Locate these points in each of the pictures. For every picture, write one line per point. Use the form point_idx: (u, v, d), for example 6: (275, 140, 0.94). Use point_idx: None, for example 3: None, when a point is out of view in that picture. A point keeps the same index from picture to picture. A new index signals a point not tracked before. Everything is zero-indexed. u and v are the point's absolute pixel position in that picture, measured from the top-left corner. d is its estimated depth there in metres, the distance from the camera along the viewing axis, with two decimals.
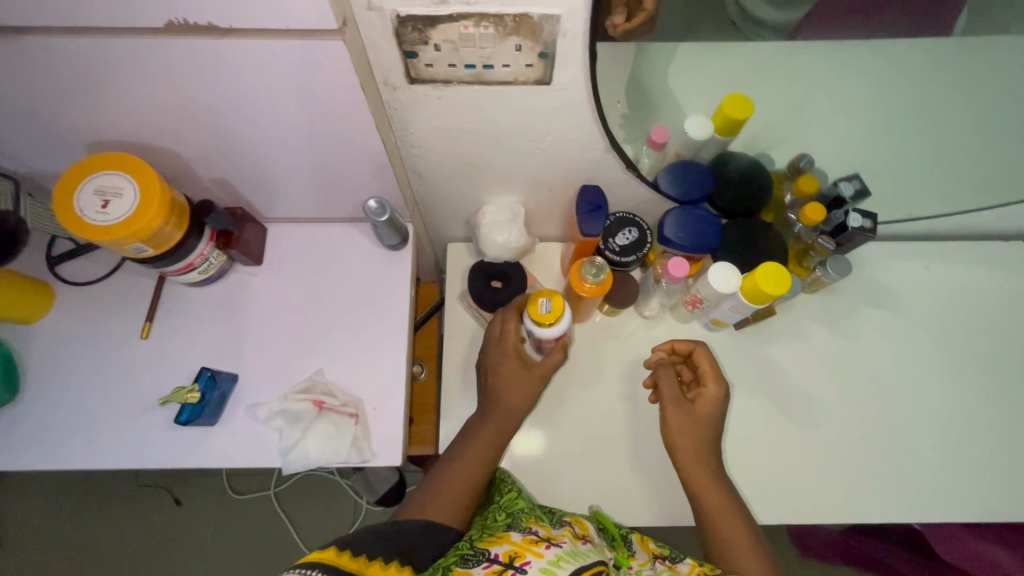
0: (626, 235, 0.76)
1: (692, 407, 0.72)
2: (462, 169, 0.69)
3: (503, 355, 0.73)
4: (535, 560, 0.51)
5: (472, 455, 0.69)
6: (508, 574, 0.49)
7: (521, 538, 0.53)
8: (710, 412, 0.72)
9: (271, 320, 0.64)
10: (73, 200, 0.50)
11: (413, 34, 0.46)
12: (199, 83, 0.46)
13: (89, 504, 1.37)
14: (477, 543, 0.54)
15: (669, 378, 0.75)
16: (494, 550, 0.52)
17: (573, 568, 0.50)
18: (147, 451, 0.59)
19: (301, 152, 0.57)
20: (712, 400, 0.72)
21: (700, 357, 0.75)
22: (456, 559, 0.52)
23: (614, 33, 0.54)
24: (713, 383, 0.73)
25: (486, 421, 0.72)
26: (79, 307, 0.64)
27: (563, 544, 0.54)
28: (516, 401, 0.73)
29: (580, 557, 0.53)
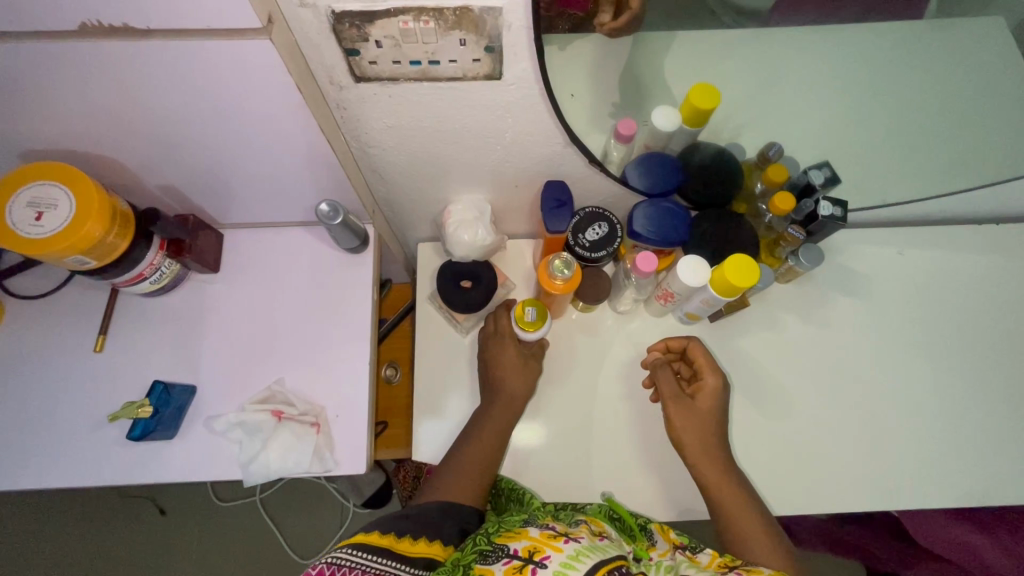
0: (596, 230, 0.73)
1: (692, 402, 0.72)
2: (423, 168, 0.67)
3: (501, 343, 0.76)
4: (554, 554, 0.48)
5: (474, 452, 0.69)
6: (528, 569, 0.47)
7: (538, 533, 0.51)
8: (711, 405, 0.71)
9: (230, 329, 0.63)
10: (5, 212, 0.48)
11: (351, 31, 0.44)
12: (128, 88, 0.44)
13: (70, 516, 1.35)
14: (495, 538, 0.52)
15: (667, 375, 0.74)
16: (512, 545, 0.50)
17: (592, 562, 0.47)
18: (103, 467, 0.57)
19: (248, 157, 0.55)
20: (713, 392, 0.72)
21: (694, 349, 0.76)
22: (475, 556, 0.51)
23: (602, 30, 0.60)
24: (710, 374, 0.73)
25: (490, 418, 0.72)
26: (27, 322, 0.62)
27: (581, 538, 0.50)
28: (514, 393, 0.74)
29: (600, 551, 0.49)
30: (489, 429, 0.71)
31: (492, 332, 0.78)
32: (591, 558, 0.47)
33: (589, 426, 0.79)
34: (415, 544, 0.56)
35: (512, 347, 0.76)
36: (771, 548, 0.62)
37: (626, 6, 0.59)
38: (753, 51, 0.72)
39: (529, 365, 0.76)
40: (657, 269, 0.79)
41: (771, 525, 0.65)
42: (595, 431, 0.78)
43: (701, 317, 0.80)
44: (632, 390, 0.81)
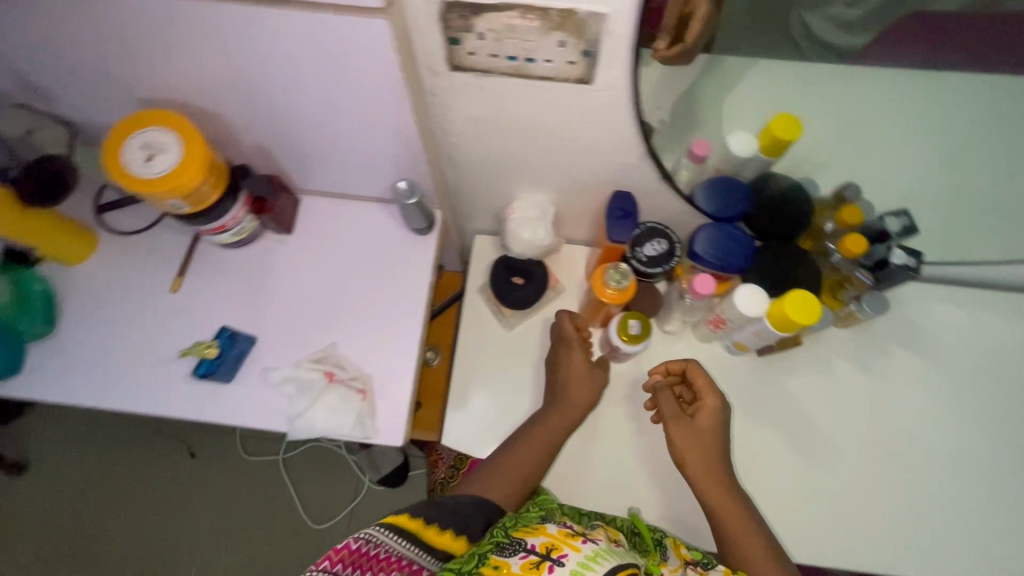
0: (655, 246, 0.73)
1: (694, 425, 0.69)
2: (496, 160, 0.69)
3: (569, 350, 0.76)
4: (571, 553, 0.51)
5: (523, 455, 0.69)
6: (545, 565, 0.50)
7: (556, 531, 0.54)
8: (711, 423, 0.69)
9: (295, 289, 0.66)
10: (120, 151, 0.52)
11: (458, 21, 0.46)
12: (248, 50, 0.47)
13: (111, 444, 1.45)
14: (512, 531, 0.55)
15: (666, 398, 0.72)
16: (530, 540, 0.53)
17: (609, 566, 0.50)
18: (165, 400, 0.62)
19: (337, 129, 0.58)
20: (712, 412, 0.69)
21: (694, 371, 0.71)
22: (491, 546, 0.53)
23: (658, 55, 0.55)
24: (710, 396, 0.69)
25: (539, 427, 0.72)
26: (117, 256, 0.67)
27: (598, 541, 0.54)
28: (581, 402, 0.74)
29: (616, 556, 0.53)
30: (528, 441, 0.70)
31: (557, 340, 0.79)
32: (609, 561, 0.51)
33: (618, 441, 0.78)
34: (442, 534, 0.55)
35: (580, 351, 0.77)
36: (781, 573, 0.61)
37: (683, 37, 0.56)
38: (828, 80, 0.73)
39: (596, 373, 0.76)
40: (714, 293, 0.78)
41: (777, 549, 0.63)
42: (623, 446, 0.78)
43: (751, 349, 0.79)
44: None
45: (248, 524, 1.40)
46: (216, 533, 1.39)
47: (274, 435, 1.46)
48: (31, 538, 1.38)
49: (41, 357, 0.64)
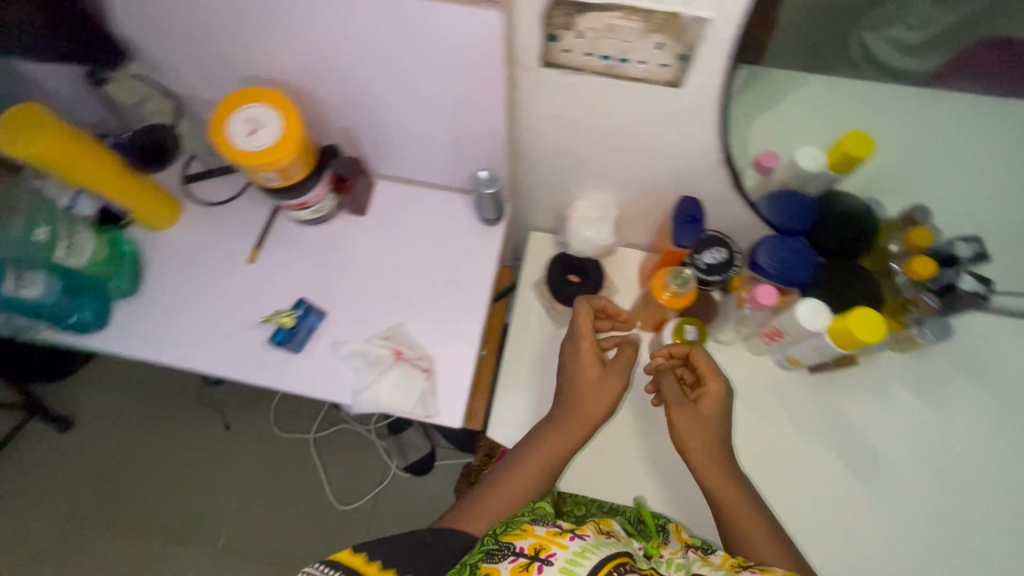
0: (714, 255, 0.72)
1: (697, 410, 0.65)
2: (567, 158, 0.70)
3: (577, 348, 0.69)
4: (560, 552, 0.49)
5: (519, 474, 0.63)
6: (533, 567, 0.48)
7: (545, 532, 0.52)
8: (715, 411, 0.65)
9: (364, 268, 0.68)
10: (227, 125, 0.55)
11: (560, 18, 0.48)
12: (356, 34, 0.49)
13: (154, 408, 1.51)
14: (502, 536, 0.54)
15: (669, 381, 0.68)
16: (518, 544, 0.51)
17: (596, 561, 0.48)
18: (236, 364, 0.65)
19: (423, 116, 0.60)
20: (717, 398, 0.65)
21: (698, 356, 0.68)
22: (482, 555, 0.52)
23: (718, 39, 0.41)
24: (714, 380, 0.66)
25: (533, 450, 0.65)
26: (199, 225, 0.71)
27: (588, 534, 0.51)
28: (588, 409, 0.66)
29: (605, 548, 0.50)
30: (523, 465, 0.64)
31: (567, 336, 0.71)
32: (596, 555, 0.48)
33: (661, 444, 0.79)
34: None
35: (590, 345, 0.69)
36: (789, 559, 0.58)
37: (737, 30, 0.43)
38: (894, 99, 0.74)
39: (608, 371, 0.68)
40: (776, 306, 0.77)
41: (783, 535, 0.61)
42: (666, 450, 0.78)
43: (804, 365, 0.79)
44: None
45: (275, 499, 1.44)
46: (244, 504, 1.43)
47: (308, 414, 1.50)
48: (70, 494, 1.44)
49: (124, 313, 0.67)
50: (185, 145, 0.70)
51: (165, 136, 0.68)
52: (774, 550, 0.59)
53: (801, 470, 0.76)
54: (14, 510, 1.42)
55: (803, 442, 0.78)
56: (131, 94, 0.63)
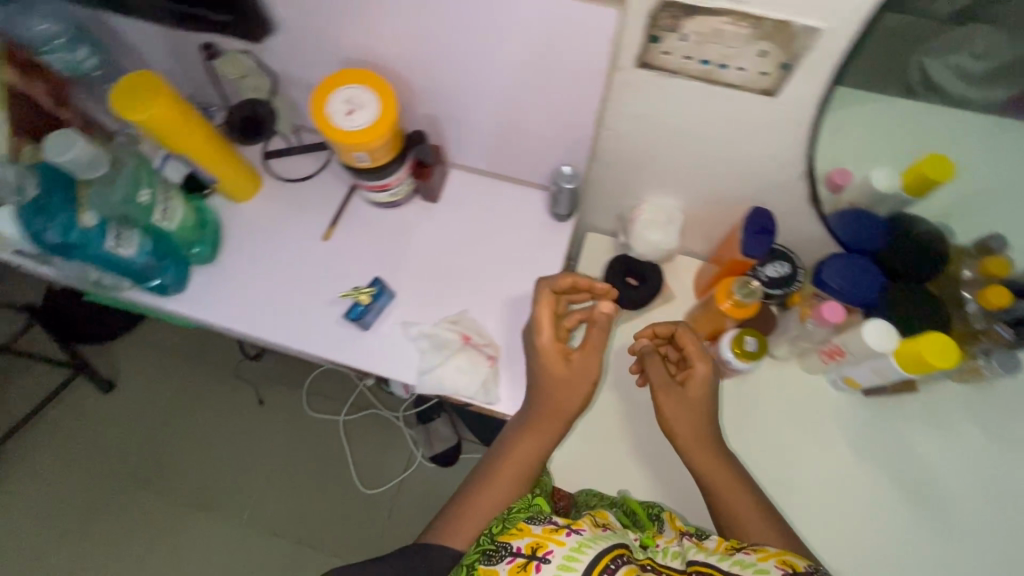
0: (776, 268, 0.76)
1: (683, 391, 0.66)
2: (640, 161, 0.71)
3: (536, 333, 0.61)
4: (557, 549, 0.48)
5: (496, 483, 0.59)
6: (531, 568, 0.47)
7: (541, 529, 0.51)
8: (702, 394, 0.66)
9: (435, 255, 0.70)
10: (326, 104, 0.56)
11: (668, 21, 0.48)
12: (464, 22, 0.51)
13: (193, 378, 1.55)
14: (497, 536, 0.53)
15: (654, 363, 0.69)
16: (516, 543, 0.50)
17: (596, 554, 0.48)
18: (308, 336, 0.68)
19: (511, 109, 0.61)
20: (703, 380, 0.66)
21: (681, 338, 0.68)
22: (478, 556, 0.51)
23: None
24: (701, 362, 0.66)
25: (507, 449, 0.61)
26: (277, 199, 0.74)
27: (584, 529, 0.51)
28: (559, 406, 0.61)
29: (603, 541, 0.50)
30: (500, 466, 0.60)
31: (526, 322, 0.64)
32: (593, 550, 0.48)
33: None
34: None
35: (552, 339, 0.61)
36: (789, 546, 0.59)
37: None
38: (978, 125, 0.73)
39: (579, 363, 0.62)
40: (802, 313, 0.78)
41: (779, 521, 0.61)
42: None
43: (861, 387, 0.78)
44: (761, 434, 0.80)
45: (301, 477, 1.47)
46: (272, 478, 1.46)
47: (340, 396, 1.53)
48: (108, 454, 1.48)
49: (203, 278, 0.70)
50: (273, 124, 0.68)
51: (259, 108, 0.67)
52: (765, 533, 0.59)
53: (845, 487, 0.77)
54: (54, 465, 1.47)
55: (848, 459, 0.78)
56: (239, 70, 0.64)
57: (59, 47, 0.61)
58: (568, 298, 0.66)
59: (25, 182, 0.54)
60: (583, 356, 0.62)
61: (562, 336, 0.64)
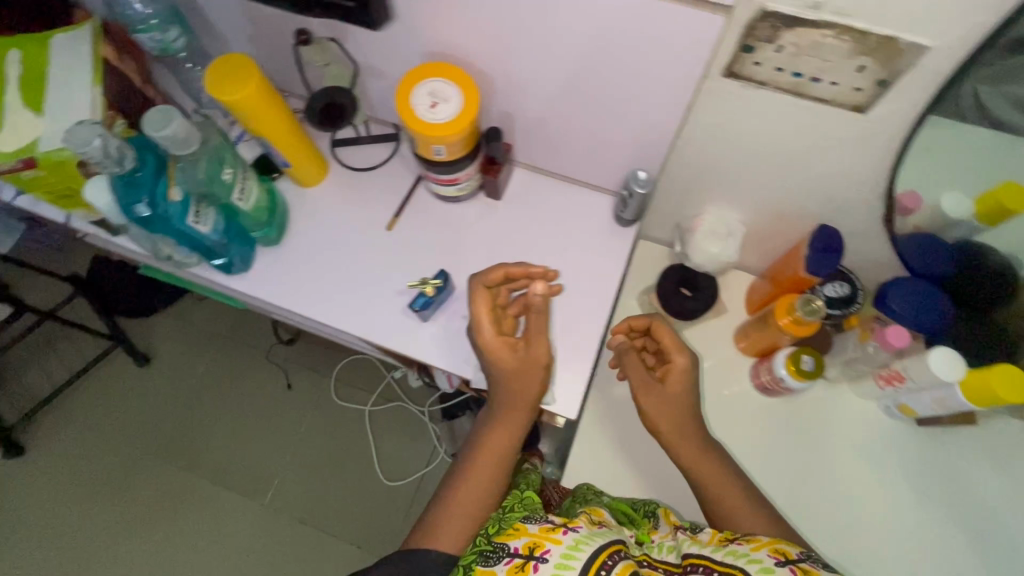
0: (837, 287, 0.74)
1: (665, 390, 0.66)
2: (707, 171, 0.71)
3: (481, 330, 0.63)
4: (554, 548, 0.52)
5: (478, 476, 0.63)
6: (530, 567, 0.51)
7: (538, 529, 0.55)
8: (681, 386, 0.65)
9: (497, 254, 0.72)
10: (410, 96, 0.57)
11: (765, 31, 0.48)
12: (554, 25, 0.52)
13: (226, 359, 1.58)
14: (496, 537, 0.57)
15: (632, 363, 0.69)
16: (513, 544, 0.54)
17: (592, 552, 0.51)
18: (369, 324, 0.69)
19: (588, 111, 0.62)
20: (681, 373, 0.65)
21: (664, 335, 0.66)
22: (478, 557, 0.55)
23: None
24: (677, 354, 0.66)
25: (484, 444, 0.64)
26: (343, 187, 0.75)
27: (580, 527, 0.55)
28: (521, 397, 0.64)
29: (599, 538, 0.53)
30: (481, 463, 0.63)
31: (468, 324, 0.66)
32: (590, 547, 0.51)
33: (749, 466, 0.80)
34: None
35: (495, 333, 0.63)
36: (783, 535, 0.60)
37: None
38: None
39: (528, 351, 0.63)
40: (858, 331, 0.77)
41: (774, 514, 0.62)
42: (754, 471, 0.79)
43: (917, 415, 0.77)
44: (807, 454, 0.80)
45: (326, 464, 1.48)
46: (297, 463, 1.48)
47: (367, 387, 1.54)
48: (140, 427, 1.51)
49: (269, 259, 0.72)
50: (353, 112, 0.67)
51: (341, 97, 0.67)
52: (751, 519, 0.61)
53: (891, 512, 0.77)
54: (87, 434, 1.50)
55: (891, 482, 0.78)
56: (324, 57, 0.66)
57: (153, 26, 0.63)
58: (509, 288, 0.66)
59: (124, 156, 0.51)
60: (530, 345, 0.63)
61: (505, 328, 0.66)
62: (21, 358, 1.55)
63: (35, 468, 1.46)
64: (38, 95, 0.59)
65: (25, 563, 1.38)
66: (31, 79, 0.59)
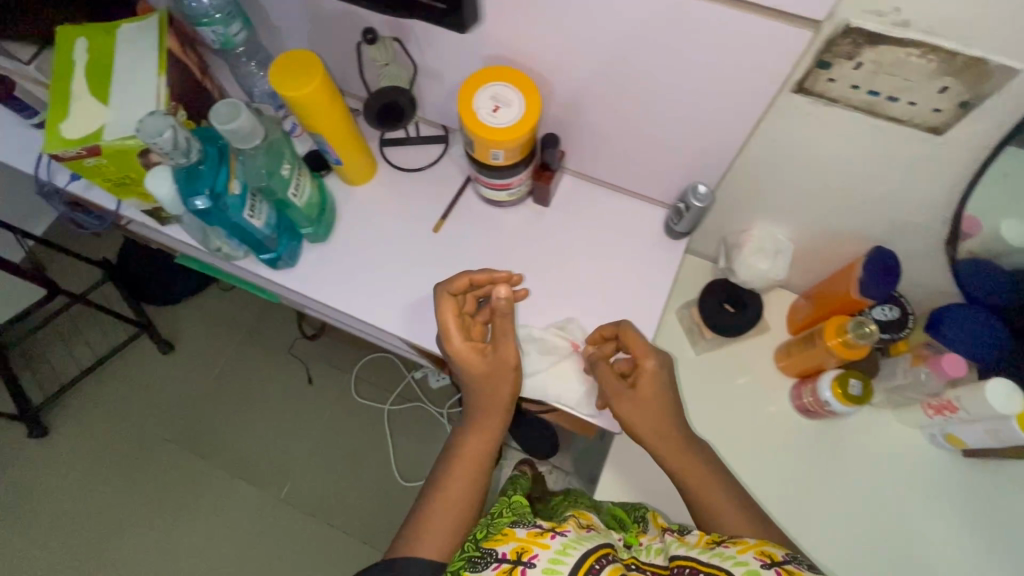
0: (885, 311, 0.74)
1: (637, 395, 0.60)
2: (760, 186, 0.70)
3: (448, 336, 0.63)
4: (542, 552, 0.48)
5: (454, 484, 0.60)
6: (517, 572, 0.47)
7: (526, 533, 0.51)
8: (655, 391, 0.60)
9: (544, 260, 0.71)
10: (472, 100, 0.57)
11: (846, 47, 0.47)
12: (626, 35, 0.51)
13: (247, 350, 1.58)
14: (483, 544, 0.52)
15: (603, 374, 0.62)
16: (501, 549, 0.50)
17: (579, 555, 0.48)
18: (413, 326, 0.69)
19: (648, 121, 0.61)
20: (653, 377, 0.60)
21: (630, 337, 0.61)
22: (465, 563, 0.50)
23: None
24: (649, 358, 0.60)
25: (461, 452, 0.63)
26: (391, 186, 0.75)
27: (567, 531, 0.51)
28: (493, 398, 0.64)
29: (587, 542, 0.50)
30: (461, 471, 0.61)
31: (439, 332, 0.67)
32: (578, 551, 0.48)
33: (787, 486, 0.79)
34: None
35: (464, 340, 0.64)
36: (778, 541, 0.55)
37: None
38: None
39: (496, 354, 0.64)
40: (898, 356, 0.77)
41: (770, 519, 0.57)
42: (791, 493, 0.79)
43: (965, 446, 0.74)
44: (844, 478, 0.79)
45: (342, 462, 1.47)
46: (314, 458, 1.48)
47: (388, 386, 1.53)
48: (160, 415, 1.51)
49: (315, 256, 0.72)
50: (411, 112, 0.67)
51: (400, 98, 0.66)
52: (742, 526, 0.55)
53: (929, 541, 0.75)
54: (108, 420, 1.50)
55: (932, 512, 0.77)
56: (386, 57, 0.65)
57: (216, 20, 0.63)
58: (475, 295, 0.67)
59: (190, 149, 0.51)
60: (497, 349, 0.63)
61: (475, 334, 0.67)
62: (48, 340, 1.57)
63: (57, 450, 1.47)
64: (104, 85, 0.59)
65: (45, 545, 1.39)
66: (98, 69, 0.60)
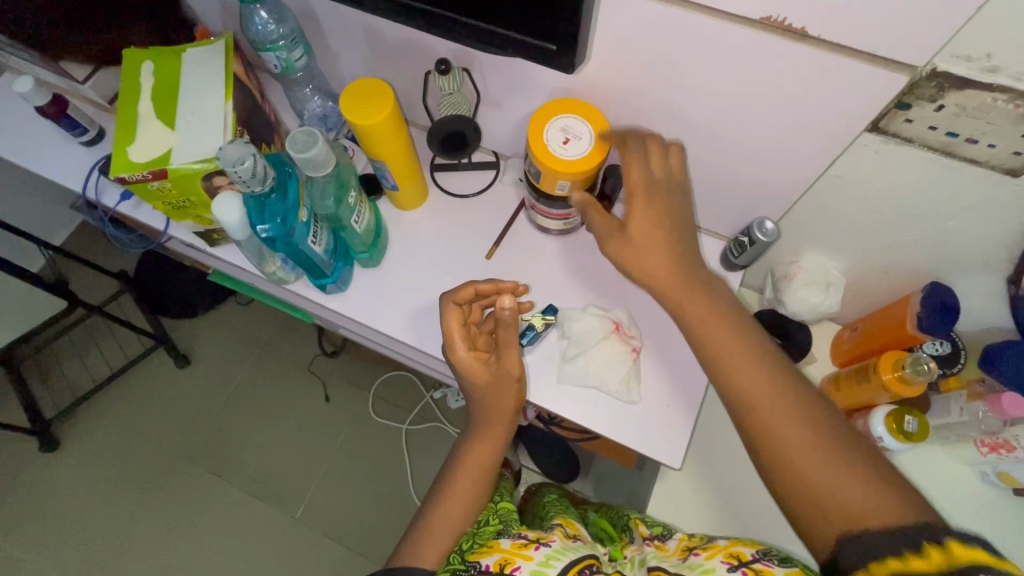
0: (937, 346, 0.72)
1: (627, 234, 0.55)
2: (816, 219, 0.69)
3: (449, 342, 0.61)
4: (524, 564, 0.51)
5: (452, 494, 0.59)
6: None
7: (510, 545, 0.54)
8: (651, 224, 0.54)
9: (597, 288, 0.71)
10: (543, 134, 0.57)
11: (930, 90, 0.46)
12: (698, 72, 0.51)
13: (264, 366, 1.54)
14: (469, 556, 0.56)
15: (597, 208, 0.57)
16: (484, 560, 0.52)
17: (561, 566, 0.51)
18: None
19: (711, 154, 0.61)
20: (648, 206, 0.54)
21: (630, 169, 0.56)
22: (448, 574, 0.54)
23: None
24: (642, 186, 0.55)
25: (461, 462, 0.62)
26: (443, 211, 0.75)
27: (552, 542, 0.54)
28: (497, 409, 0.62)
29: (570, 553, 0.53)
30: (463, 484, 0.60)
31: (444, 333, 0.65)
32: (561, 562, 0.51)
33: None
34: None
35: (468, 350, 0.62)
36: (781, 400, 0.47)
37: None
38: None
39: (499, 365, 0.61)
40: (946, 391, 0.77)
41: (800, 386, 0.48)
42: None
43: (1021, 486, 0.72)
44: None
45: (358, 483, 1.42)
46: (330, 477, 1.43)
47: (405, 405, 1.49)
48: (173, 430, 1.48)
49: (368, 279, 0.71)
50: (477, 144, 0.67)
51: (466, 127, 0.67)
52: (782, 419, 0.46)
53: None
54: (120, 434, 1.48)
55: None
56: (452, 86, 0.64)
57: (281, 46, 0.62)
58: (480, 304, 0.64)
59: (266, 177, 0.51)
60: (500, 358, 0.61)
61: (481, 345, 0.64)
62: (63, 353, 1.55)
63: (69, 463, 1.44)
64: (170, 109, 0.60)
65: (53, 562, 1.36)
66: (165, 94, 0.60)
